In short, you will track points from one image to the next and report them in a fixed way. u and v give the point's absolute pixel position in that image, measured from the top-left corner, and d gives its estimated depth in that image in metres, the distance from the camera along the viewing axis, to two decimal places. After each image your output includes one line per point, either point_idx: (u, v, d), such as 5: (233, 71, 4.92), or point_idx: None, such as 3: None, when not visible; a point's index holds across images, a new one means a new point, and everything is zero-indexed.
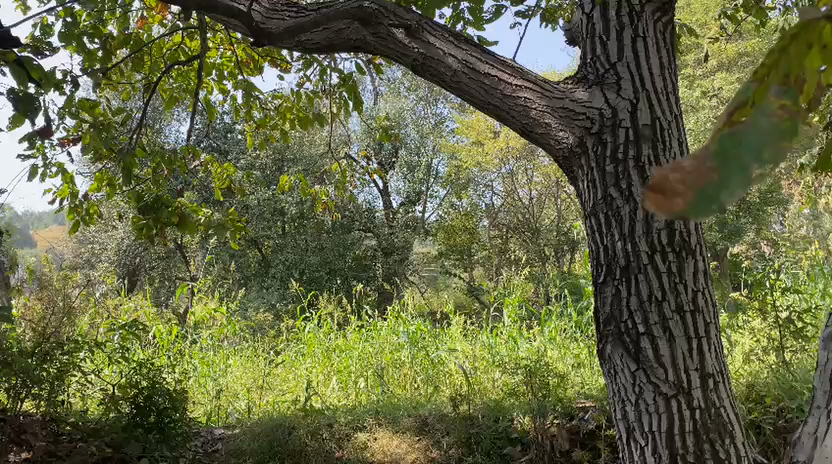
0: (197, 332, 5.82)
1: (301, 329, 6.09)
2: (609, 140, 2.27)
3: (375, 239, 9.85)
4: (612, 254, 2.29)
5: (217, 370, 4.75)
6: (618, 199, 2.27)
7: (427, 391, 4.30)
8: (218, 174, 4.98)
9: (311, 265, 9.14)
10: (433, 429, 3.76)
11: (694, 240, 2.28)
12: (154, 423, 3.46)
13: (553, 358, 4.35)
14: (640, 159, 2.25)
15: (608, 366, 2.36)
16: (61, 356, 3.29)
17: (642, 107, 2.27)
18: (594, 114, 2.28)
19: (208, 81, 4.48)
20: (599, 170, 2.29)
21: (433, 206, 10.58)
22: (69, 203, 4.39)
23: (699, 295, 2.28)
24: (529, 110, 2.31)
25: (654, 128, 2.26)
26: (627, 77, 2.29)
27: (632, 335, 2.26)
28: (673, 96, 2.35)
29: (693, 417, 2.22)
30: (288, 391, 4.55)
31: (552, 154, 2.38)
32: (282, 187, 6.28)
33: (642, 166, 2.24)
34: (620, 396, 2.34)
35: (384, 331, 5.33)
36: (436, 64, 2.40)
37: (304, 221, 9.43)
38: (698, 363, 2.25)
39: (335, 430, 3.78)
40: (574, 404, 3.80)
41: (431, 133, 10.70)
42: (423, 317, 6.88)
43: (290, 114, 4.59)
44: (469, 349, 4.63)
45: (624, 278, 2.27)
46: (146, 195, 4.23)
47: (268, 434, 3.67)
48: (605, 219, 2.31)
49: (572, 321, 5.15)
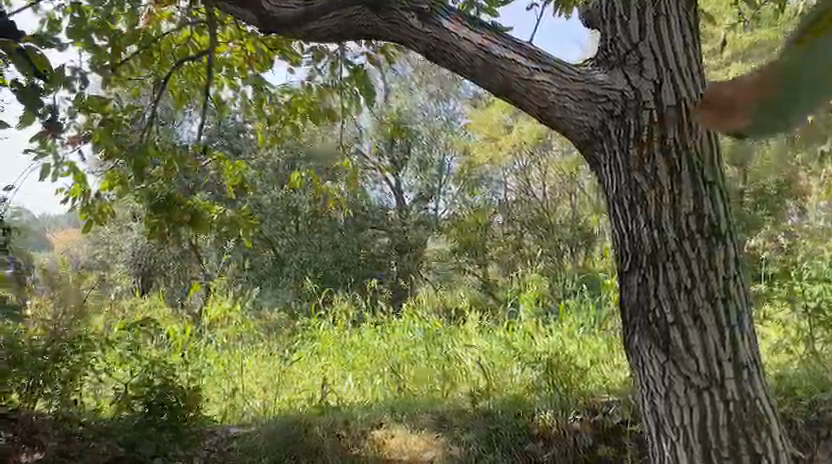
0: (211, 333, 5.77)
1: (316, 327, 6.05)
2: (633, 123, 2.20)
3: (389, 238, 9.73)
4: (638, 242, 2.21)
5: (233, 369, 4.70)
6: (643, 183, 2.19)
7: (444, 388, 4.24)
8: (229, 172, 4.91)
9: (325, 263, 9.26)
10: (452, 426, 3.67)
11: (724, 225, 2.20)
12: (167, 421, 3.40)
13: (571, 352, 4.32)
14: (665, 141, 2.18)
15: (635, 358, 2.27)
16: (71, 356, 3.34)
17: (667, 87, 2.19)
18: (616, 96, 2.21)
19: (218, 77, 4.42)
20: (622, 154, 2.22)
21: (444, 204, 10.15)
22: (80, 203, 4.37)
23: (731, 282, 2.19)
24: (547, 93, 2.24)
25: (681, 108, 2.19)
26: (650, 57, 2.22)
27: (661, 325, 2.18)
28: (700, 75, 2.26)
29: (727, 410, 2.15)
30: (304, 388, 4.45)
31: (573, 139, 2.31)
32: (293, 184, 6.24)
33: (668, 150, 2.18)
34: (648, 389, 2.25)
35: (399, 328, 5.31)
36: (451, 49, 2.33)
37: (317, 220, 9.48)
38: (731, 354, 2.16)
39: (351, 426, 3.64)
40: (597, 398, 3.74)
41: (442, 130, 10.56)
42: (438, 314, 6.79)
43: (303, 110, 4.51)
44: (485, 346, 4.57)
45: (651, 266, 2.19)
46: (156, 191, 4.14)
47: (281, 431, 3.54)
48: (630, 206, 2.22)
49: (591, 316, 5.09)
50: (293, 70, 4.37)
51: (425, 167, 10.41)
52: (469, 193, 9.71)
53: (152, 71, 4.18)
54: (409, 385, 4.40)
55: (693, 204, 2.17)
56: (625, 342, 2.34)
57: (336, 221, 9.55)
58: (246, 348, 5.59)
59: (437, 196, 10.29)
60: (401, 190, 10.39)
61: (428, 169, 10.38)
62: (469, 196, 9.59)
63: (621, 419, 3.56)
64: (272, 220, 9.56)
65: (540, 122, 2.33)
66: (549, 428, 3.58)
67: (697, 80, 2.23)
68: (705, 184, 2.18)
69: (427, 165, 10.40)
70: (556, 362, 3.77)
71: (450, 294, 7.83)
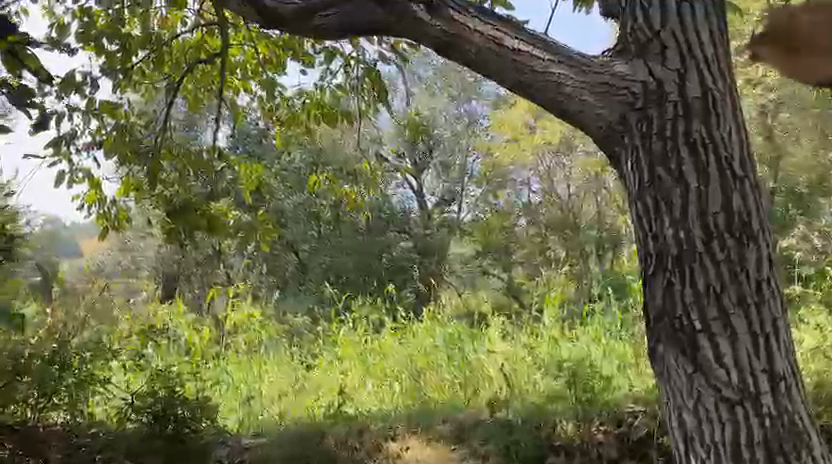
0: (231, 338, 5.72)
1: (337, 333, 5.99)
2: (655, 116, 2.08)
3: (411, 242, 9.63)
4: (662, 243, 2.08)
5: (255, 378, 4.68)
6: (667, 179, 2.07)
7: (467, 394, 4.13)
8: (246, 174, 4.80)
9: (347, 269, 9.09)
10: (470, 437, 3.51)
11: (756, 223, 2.06)
12: (173, 433, 3.26)
13: (597, 359, 4.21)
14: (690, 135, 2.06)
15: (661, 368, 2.13)
16: (77, 368, 3.37)
17: (691, 77, 2.08)
18: (637, 88, 2.10)
19: (232, 80, 4.38)
20: (644, 149, 2.09)
21: (468, 207, 10.00)
22: (97, 210, 4.31)
23: (765, 285, 2.05)
24: (563, 86, 2.12)
25: (706, 100, 2.07)
26: (673, 46, 2.10)
27: (688, 332, 2.04)
28: (727, 65, 2.14)
29: (762, 425, 2.01)
30: (323, 394, 4.35)
31: (591, 134, 2.18)
32: (311, 188, 6.06)
33: (693, 144, 2.05)
34: (675, 401, 2.10)
35: (421, 334, 5.24)
36: (460, 43, 2.22)
37: (339, 222, 9.25)
38: (765, 363, 2.02)
39: (366, 437, 3.55)
40: (623, 408, 3.66)
41: (465, 133, 9.94)
42: (460, 319, 6.67)
43: (317, 112, 4.38)
44: (508, 352, 4.48)
45: (677, 268, 2.05)
46: (174, 196, 4.10)
47: (295, 438, 3.43)
48: (653, 204, 2.09)
49: (617, 320, 5.01)
50: (305, 71, 4.28)
51: (447, 170, 10.06)
52: (491, 195, 9.57)
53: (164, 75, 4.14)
54: (430, 391, 4.29)
55: (722, 202, 2.04)
56: (650, 351, 2.20)
57: (358, 224, 9.43)
58: (266, 354, 5.54)
59: (461, 199, 10.02)
60: (424, 193, 10.10)
61: (450, 173, 10.05)
62: (494, 198, 9.48)
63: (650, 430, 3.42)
64: (295, 223, 9.32)
65: (556, 116, 2.21)
66: (573, 440, 3.41)
67: (721, 70, 2.12)
68: (735, 181, 2.06)
69: (450, 168, 10.03)
70: (579, 371, 3.78)
71: (473, 297, 7.68)
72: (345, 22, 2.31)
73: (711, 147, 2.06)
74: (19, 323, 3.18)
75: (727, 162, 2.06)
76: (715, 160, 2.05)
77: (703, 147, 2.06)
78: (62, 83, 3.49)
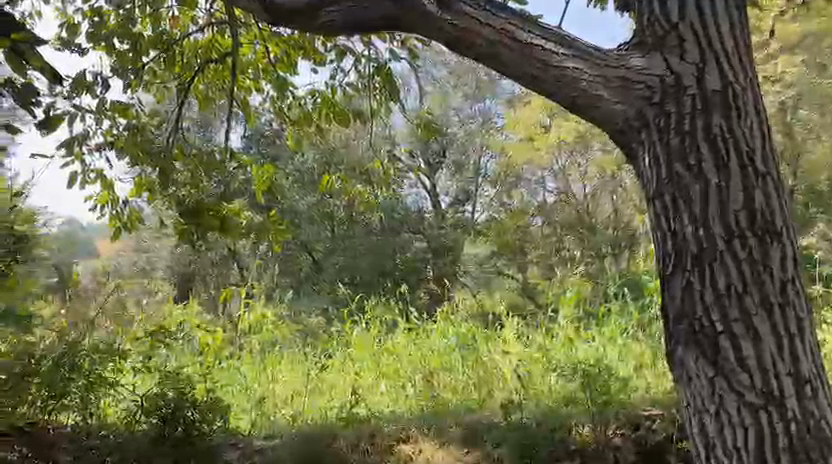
0: (244, 339, 5.70)
1: (351, 333, 6.00)
2: (673, 110, 2.02)
3: (425, 242, 9.58)
4: (681, 242, 2.02)
5: (268, 378, 4.66)
6: (686, 176, 2.01)
7: (481, 396, 4.11)
8: (258, 174, 4.75)
9: (362, 270, 9.03)
10: (483, 440, 3.46)
11: (780, 221, 2.00)
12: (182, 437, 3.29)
13: (612, 360, 4.21)
14: (709, 130, 2.00)
15: (680, 371, 2.06)
16: (86, 369, 3.37)
17: (711, 70, 2.03)
18: (654, 81, 2.05)
19: (245, 79, 4.37)
20: (662, 144, 2.04)
21: (482, 207, 10.12)
22: (110, 211, 4.25)
23: (790, 285, 1.98)
24: (578, 81, 2.07)
25: (726, 94, 2.01)
26: (692, 38, 2.05)
27: (708, 334, 1.98)
28: (747, 58, 2.09)
29: (787, 431, 1.94)
30: (337, 396, 4.33)
31: (606, 129, 2.13)
32: (325, 188, 6.01)
33: (713, 139, 1.99)
34: (696, 406, 2.03)
35: (435, 334, 5.24)
36: (471, 37, 2.17)
37: (354, 223, 9.24)
38: (791, 367, 1.96)
39: (377, 441, 3.50)
40: (640, 412, 3.66)
41: (478, 133, 10.17)
42: (475, 319, 6.65)
43: (328, 112, 4.34)
44: (523, 352, 4.47)
45: (697, 269, 1.99)
46: (185, 198, 4.05)
47: (305, 438, 3.40)
48: (672, 202, 2.03)
49: (633, 320, 4.97)
50: (316, 70, 4.26)
51: (461, 169, 10.26)
52: (506, 194, 9.58)
53: (175, 75, 4.14)
54: (444, 392, 4.26)
55: (744, 199, 1.97)
56: (668, 354, 2.13)
57: (372, 225, 9.43)
58: (279, 354, 5.55)
59: (474, 199, 10.19)
60: (437, 192, 10.21)
61: (464, 172, 10.24)
62: (508, 198, 9.54)
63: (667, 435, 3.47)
64: (308, 225, 9.34)
65: (570, 112, 2.16)
66: (587, 444, 3.40)
67: (742, 62, 2.07)
68: (757, 177, 1.99)
69: (464, 168, 10.25)
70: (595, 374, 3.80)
71: (487, 297, 7.62)
72: (350, 20, 2.27)
73: (732, 142, 1.99)
74: (30, 324, 3.17)
75: (749, 157, 1.99)
76: (736, 155, 1.99)
77: (723, 142, 2.00)
78: (74, 84, 3.49)
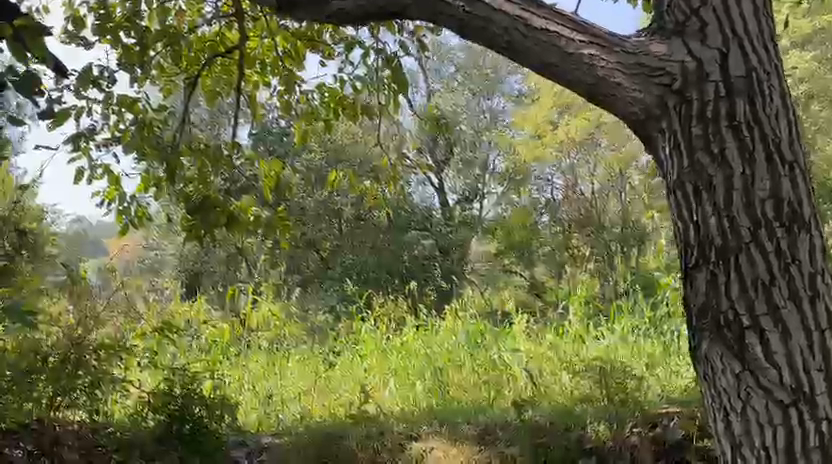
0: (252, 335, 5.68)
1: (359, 330, 5.96)
2: (695, 98, 1.96)
3: (432, 239, 9.35)
4: (705, 233, 1.95)
5: (274, 375, 4.64)
6: (709, 166, 1.95)
7: (490, 393, 4.09)
8: (267, 170, 4.69)
9: (367, 266, 8.77)
10: (495, 439, 3.38)
11: (808, 212, 1.95)
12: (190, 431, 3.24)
13: (624, 358, 4.16)
14: (734, 117, 1.94)
15: (704, 368, 1.99)
16: (92, 367, 3.30)
17: (734, 56, 1.97)
18: (675, 68, 1.98)
19: (251, 74, 4.31)
20: (683, 133, 1.98)
21: (490, 204, 9.98)
22: (116, 206, 4.16)
23: (818, 278, 1.94)
24: (596, 68, 2.00)
25: (750, 80, 1.95)
26: (714, 23, 1.98)
27: (734, 329, 1.92)
28: (772, 42, 2.02)
29: (818, 429, 1.89)
30: (345, 393, 4.29)
31: (625, 118, 2.06)
32: (332, 185, 5.96)
33: (738, 126, 1.94)
34: (720, 405, 1.97)
35: (443, 333, 5.20)
36: (484, 24, 2.11)
37: (361, 221, 9.15)
38: (821, 362, 1.91)
39: (387, 438, 3.40)
40: (658, 410, 3.56)
41: (486, 130, 10.46)
42: (483, 317, 6.60)
43: (338, 106, 4.31)
44: (534, 351, 4.44)
45: (721, 260, 1.93)
46: (193, 194, 4.06)
47: (319, 435, 3.38)
48: (694, 192, 1.97)
49: (646, 319, 4.91)
50: (324, 63, 4.21)
51: (468, 166, 10.26)
52: (513, 192, 9.55)
53: (182, 70, 4.09)
54: (453, 390, 4.21)
55: (770, 188, 1.92)
56: (689, 350, 2.07)
57: (381, 223, 9.17)
58: (286, 351, 5.51)
59: (482, 196, 10.06)
60: (445, 191, 10.08)
61: (472, 169, 10.26)
62: (516, 196, 9.45)
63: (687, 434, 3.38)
64: (316, 222, 9.01)
65: (587, 100, 2.10)
66: (603, 443, 3.29)
67: (766, 47, 2.01)
68: (783, 166, 1.94)
69: (471, 164, 10.28)
70: (611, 371, 3.74)
71: (495, 294, 7.56)
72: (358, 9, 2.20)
73: (757, 129, 1.94)
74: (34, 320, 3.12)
75: (774, 145, 1.94)
76: (762, 143, 1.94)
77: (748, 130, 1.94)
78: (80, 77, 3.44)
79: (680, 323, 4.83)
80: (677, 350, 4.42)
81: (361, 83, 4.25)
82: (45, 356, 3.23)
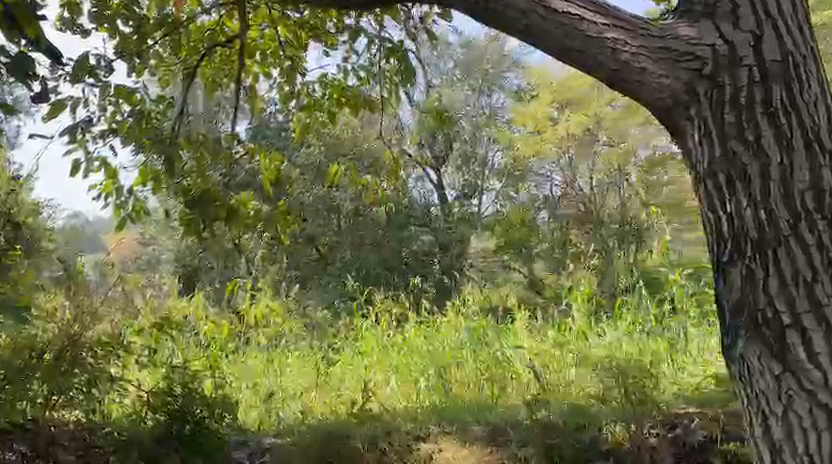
0: (251, 333, 5.56)
1: (358, 327, 5.86)
2: (728, 83, 1.95)
3: (432, 235, 9.13)
4: (740, 225, 1.92)
5: (273, 373, 4.55)
6: (744, 154, 1.92)
7: (493, 390, 4.02)
8: (268, 164, 4.62)
9: (369, 263, 8.70)
10: (507, 440, 3.28)
11: None
12: (190, 432, 3.18)
13: (631, 355, 4.08)
14: (770, 104, 1.92)
15: (740, 369, 1.94)
16: (89, 365, 3.21)
17: (767, 39, 1.95)
18: (705, 52, 1.97)
19: (252, 64, 4.26)
20: (716, 120, 1.95)
21: (489, 200, 9.82)
22: (114, 200, 4.04)
23: None
24: (619, 52, 1.99)
25: (785, 65, 1.93)
26: (745, 6, 1.98)
27: (774, 326, 1.86)
28: (807, 28, 2.01)
29: None
30: (347, 391, 4.19)
31: (652, 105, 2.04)
32: (332, 179, 5.84)
33: (774, 112, 1.91)
34: (760, 408, 1.90)
35: (445, 329, 5.12)
36: (504, 7, 2.06)
37: (360, 216, 8.82)
38: None
39: (393, 438, 3.31)
40: (675, 410, 3.47)
41: (485, 125, 9.97)
42: (485, 314, 6.50)
43: (340, 97, 4.18)
44: (537, 348, 4.36)
45: (757, 254, 1.89)
46: (193, 187, 3.85)
47: (323, 435, 3.28)
48: (727, 182, 1.94)
49: (651, 315, 4.81)
50: (328, 53, 4.12)
51: (468, 162, 9.92)
52: (511, 188, 9.58)
53: (181, 60, 4.02)
54: (457, 388, 4.13)
55: (809, 179, 1.89)
56: (724, 350, 2.01)
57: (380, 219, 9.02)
58: (286, 348, 5.41)
59: (482, 191, 9.83)
60: (444, 186, 9.77)
61: (471, 165, 9.92)
62: (513, 192, 9.52)
63: (709, 434, 3.22)
64: (315, 218, 8.56)
65: (609, 86, 2.09)
66: (620, 445, 3.12)
67: (802, 33, 1.99)
68: (822, 154, 1.91)
69: (471, 160, 9.92)
70: (630, 369, 3.61)
71: (494, 290, 7.45)
72: None
73: (794, 115, 1.91)
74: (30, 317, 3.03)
75: (812, 133, 1.92)
76: (799, 130, 1.91)
77: (784, 116, 1.92)
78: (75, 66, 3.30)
79: (686, 319, 4.74)
80: (684, 348, 4.33)
81: (364, 73, 4.13)
82: (40, 354, 3.13)
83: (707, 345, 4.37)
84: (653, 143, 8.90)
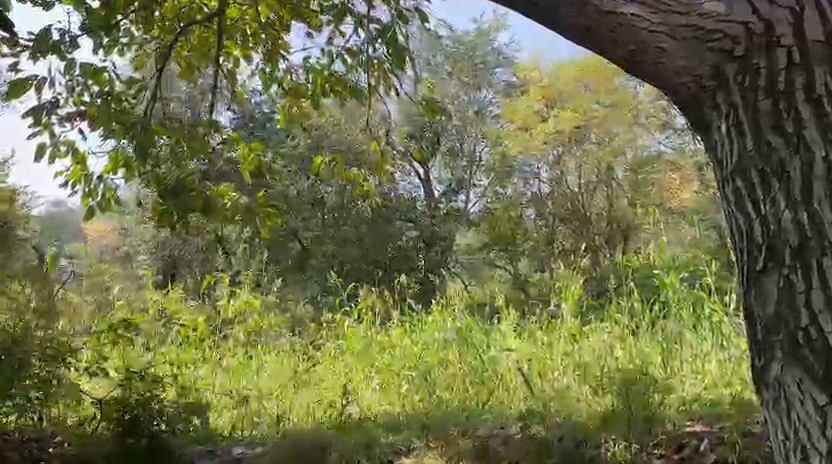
0: (228, 329, 5.32)
1: (341, 322, 5.60)
2: (763, 66, 1.90)
3: (417, 230, 8.77)
4: (778, 231, 1.87)
5: (250, 375, 4.33)
6: (782, 148, 1.88)
7: (483, 398, 3.86)
8: (246, 155, 4.35)
9: (351, 257, 8.32)
10: (497, 454, 3.09)
11: None
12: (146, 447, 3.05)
13: (627, 362, 3.90)
14: (811, 90, 1.87)
15: (774, 394, 1.88)
16: None
17: (808, 16, 1.89)
18: (738, 30, 1.91)
19: (231, 44, 4.04)
20: (750, 110, 1.92)
21: (476, 196, 9.25)
22: (83, 189, 3.76)
23: None
24: (639, 31, 1.95)
25: (829, 46, 1.88)
26: None
27: (818, 347, 1.80)
28: None
29: None
30: (327, 391, 3.99)
31: (678, 92, 2.01)
32: (316, 170, 5.49)
33: (816, 100, 1.86)
34: (799, 440, 1.84)
35: (432, 327, 4.93)
36: None
37: (345, 209, 8.59)
38: None
39: (374, 452, 3.09)
40: (684, 427, 3.22)
41: (474, 122, 9.25)
42: (472, 313, 6.23)
43: (324, 83, 3.89)
44: (527, 350, 4.21)
45: (798, 262, 1.84)
46: (166, 177, 3.49)
47: (301, 441, 3.11)
48: (761, 180, 1.90)
49: (643, 319, 4.56)
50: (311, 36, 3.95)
51: (455, 157, 9.14)
52: (497, 184, 8.98)
53: (159, 41, 3.82)
54: (439, 392, 3.96)
55: None
56: (756, 372, 1.95)
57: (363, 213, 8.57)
58: (265, 344, 5.17)
59: (468, 187, 9.17)
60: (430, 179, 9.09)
61: (459, 160, 9.14)
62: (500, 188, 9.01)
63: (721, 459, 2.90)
64: (296, 211, 8.46)
65: (627, 72, 2.05)
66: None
67: None
68: None
69: (458, 155, 9.13)
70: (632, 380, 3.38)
71: (480, 289, 7.22)
72: None
73: None
74: None
75: None
76: None
77: (826, 102, 1.87)
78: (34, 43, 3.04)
79: (680, 320, 4.51)
80: (684, 356, 4.09)
81: (351, 57, 3.87)
82: None
83: (703, 352, 4.16)
84: (638, 144, 8.69)
